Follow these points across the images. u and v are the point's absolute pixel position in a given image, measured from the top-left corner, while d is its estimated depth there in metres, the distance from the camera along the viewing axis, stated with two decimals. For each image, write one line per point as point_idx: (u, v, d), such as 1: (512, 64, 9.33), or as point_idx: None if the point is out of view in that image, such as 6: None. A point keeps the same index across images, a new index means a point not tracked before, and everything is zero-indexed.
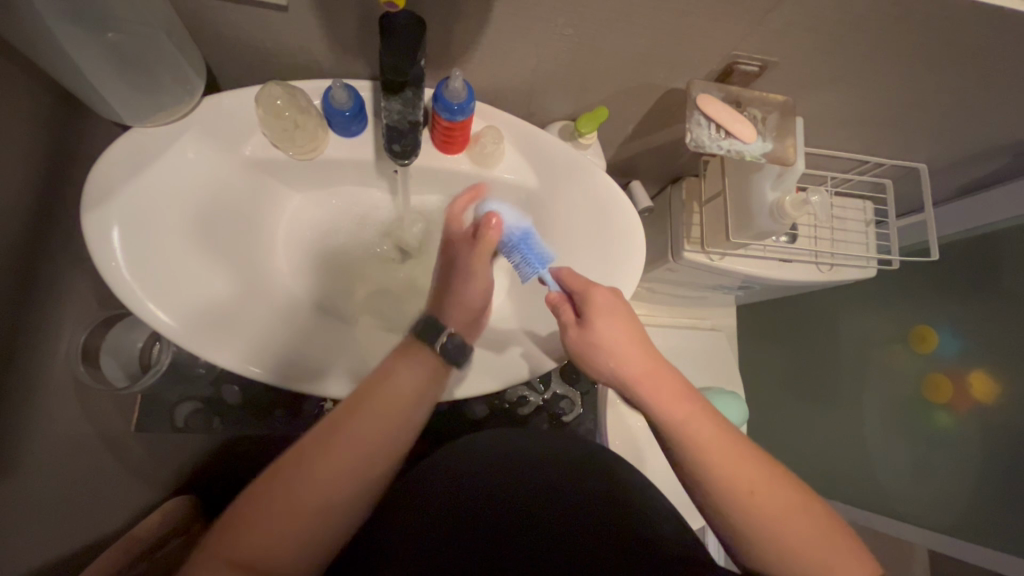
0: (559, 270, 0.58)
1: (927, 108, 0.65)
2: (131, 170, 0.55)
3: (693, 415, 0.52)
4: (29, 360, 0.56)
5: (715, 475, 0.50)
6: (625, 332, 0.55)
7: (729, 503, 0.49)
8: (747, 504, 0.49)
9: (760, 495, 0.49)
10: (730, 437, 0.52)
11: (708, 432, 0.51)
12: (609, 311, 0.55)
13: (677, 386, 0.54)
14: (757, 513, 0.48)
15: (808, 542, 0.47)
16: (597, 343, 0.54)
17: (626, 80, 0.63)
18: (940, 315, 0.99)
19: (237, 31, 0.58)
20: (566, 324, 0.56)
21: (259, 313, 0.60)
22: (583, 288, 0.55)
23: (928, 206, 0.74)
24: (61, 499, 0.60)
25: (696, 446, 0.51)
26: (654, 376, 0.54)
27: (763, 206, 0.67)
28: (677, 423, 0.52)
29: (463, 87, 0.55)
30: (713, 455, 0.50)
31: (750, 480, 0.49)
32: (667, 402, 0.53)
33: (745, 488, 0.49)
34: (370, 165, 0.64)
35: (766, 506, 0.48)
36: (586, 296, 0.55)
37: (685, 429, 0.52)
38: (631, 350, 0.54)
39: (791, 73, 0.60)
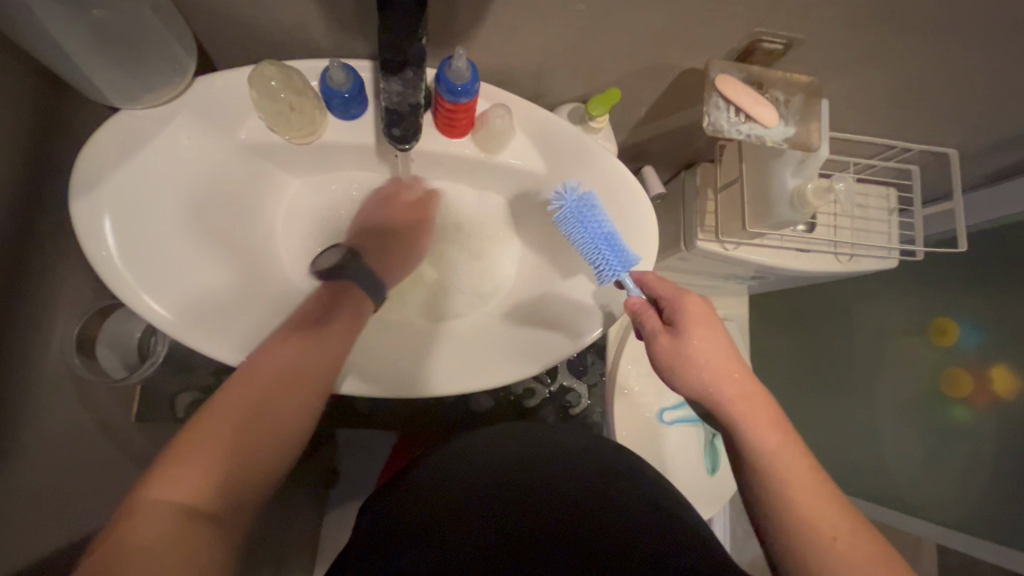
0: (645, 275, 0.56)
1: (962, 89, 0.61)
2: (121, 155, 0.52)
3: (782, 444, 0.50)
4: (23, 351, 0.54)
5: (793, 510, 0.48)
6: (718, 346, 0.54)
7: (805, 543, 0.47)
8: (827, 548, 0.46)
9: (843, 541, 0.46)
10: (818, 475, 0.50)
11: (798, 466, 0.49)
12: (707, 323, 0.54)
13: (769, 414, 0.52)
14: (838, 560, 0.45)
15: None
16: (688, 355, 0.53)
17: (640, 59, 0.59)
18: (963, 306, 0.95)
19: (229, 7, 0.55)
20: (653, 331, 0.54)
21: (257, 303, 0.58)
22: (675, 295, 0.54)
23: (958, 194, 0.70)
24: (60, 490, 0.59)
25: (780, 475, 0.49)
26: (745, 396, 0.53)
27: (781, 194, 0.64)
28: (766, 448, 0.50)
29: (467, 67, 0.52)
30: (798, 489, 0.48)
31: (833, 524, 0.47)
32: (761, 425, 0.51)
33: (828, 531, 0.46)
34: (371, 150, 0.61)
35: (851, 555, 0.45)
36: (679, 305, 0.54)
37: (772, 454, 0.50)
38: (724, 366, 0.53)
39: (817, 51, 0.56)
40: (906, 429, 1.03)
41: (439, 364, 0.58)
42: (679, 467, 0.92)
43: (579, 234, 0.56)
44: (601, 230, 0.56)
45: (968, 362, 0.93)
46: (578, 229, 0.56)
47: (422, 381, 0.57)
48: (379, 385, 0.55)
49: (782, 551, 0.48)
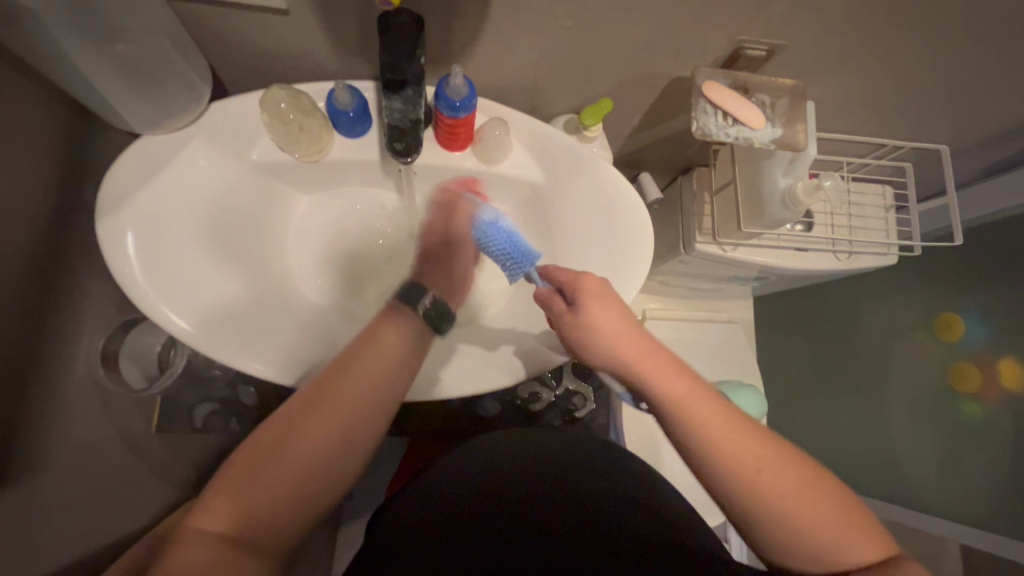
0: (547, 267, 0.57)
1: (945, 87, 0.62)
2: (144, 177, 0.56)
3: (691, 396, 0.50)
4: (50, 364, 0.57)
5: (719, 456, 0.48)
6: (618, 316, 0.53)
7: (740, 483, 0.48)
8: (760, 483, 0.47)
9: (768, 471, 0.47)
10: (730, 414, 0.50)
11: (708, 408, 0.50)
12: (602, 295, 0.53)
13: (674, 370, 0.52)
14: (771, 490, 0.47)
15: (821, 513, 0.46)
16: (590, 331, 0.53)
17: (630, 70, 0.62)
18: (967, 301, 0.95)
19: (241, 37, 0.59)
20: (559, 315, 0.55)
21: (271, 313, 0.61)
22: (571, 278, 0.54)
23: (950, 189, 0.71)
24: (84, 499, 0.61)
25: (698, 426, 0.49)
26: (648, 359, 0.52)
27: (774, 194, 0.65)
28: (677, 404, 0.50)
29: (464, 83, 0.55)
30: (715, 432, 0.49)
31: (758, 455, 0.48)
32: (671, 387, 0.51)
33: (753, 464, 0.47)
34: (376, 166, 0.64)
35: (775, 481, 0.47)
36: (576, 285, 0.54)
37: (688, 413, 0.50)
38: (623, 336, 0.53)
39: (799, 56, 0.58)
40: (919, 427, 1.02)
41: (446, 367, 0.60)
42: (686, 469, 0.92)
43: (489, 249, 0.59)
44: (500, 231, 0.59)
45: (976, 356, 0.93)
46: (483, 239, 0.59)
47: (431, 384, 0.59)
48: None
49: (723, 494, 0.49)
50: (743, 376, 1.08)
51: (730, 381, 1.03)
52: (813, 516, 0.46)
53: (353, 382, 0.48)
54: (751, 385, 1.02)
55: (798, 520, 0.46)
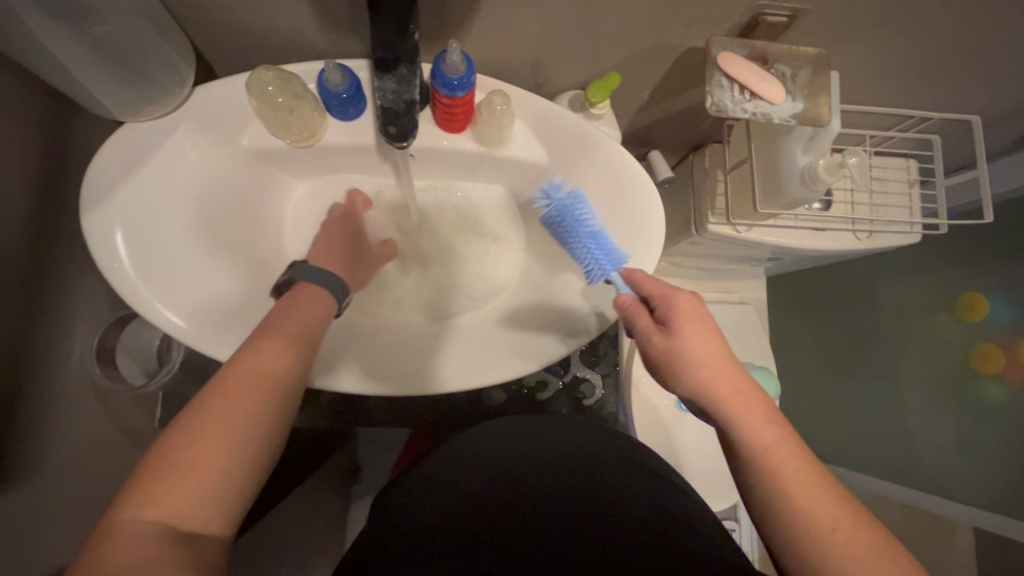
0: (633, 274, 0.54)
1: (982, 53, 0.58)
2: (128, 168, 0.54)
3: (778, 441, 0.48)
4: (42, 364, 0.56)
5: (787, 506, 0.46)
6: (711, 344, 0.51)
7: (799, 537, 0.45)
8: (823, 542, 0.44)
9: (843, 533, 0.44)
10: (816, 468, 0.47)
11: (797, 460, 0.47)
12: (695, 320, 0.51)
13: (762, 410, 0.49)
14: (837, 554, 0.44)
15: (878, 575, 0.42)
16: (682, 355, 0.50)
17: (639, 41, 0.58)
18: (992, 280, 0.92)
19: (225, 14, 0.56)
20: (646, 329, 0.51)
21: (267, 307, 0.58)
22: (666, 294, 0.52)
23: (982, 162, 0.67)
24: (84, 498, 0.61)
25: (777, 476, 0.47)
26: (738, 394, 0.50)
27: (792, 173, 0.62)
28: (761, 450, 0.48)
29: (461, 60, 0.51)
30: (798, 484, 0.46)
31: (831, 517, 0.45)
32: (758, 431, 0.48)
33: (827, 522, 0.45)
34: (372, 150, 0.61)
35: (846, 547, 0.44)
36: (669, 303, 0.52)
37: (770, 455, 0.47)
38: (717, 365, 0.50)
39: (823, 23, 0.54)
40: (937, 410, 0.99)
41: (449, 360, 0.58)
42: (700, 459, 0.89)
43: (570, 228, 0.55)
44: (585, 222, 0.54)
45: (999, 337, 0.91)
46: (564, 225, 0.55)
47: (433, 376, 0.57)
48: (387, 382, 0.56)
49: (780, 546, 0.47)
50: (755, 359, 1.05)
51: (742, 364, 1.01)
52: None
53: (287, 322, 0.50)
54: (764, 368, 1.00)
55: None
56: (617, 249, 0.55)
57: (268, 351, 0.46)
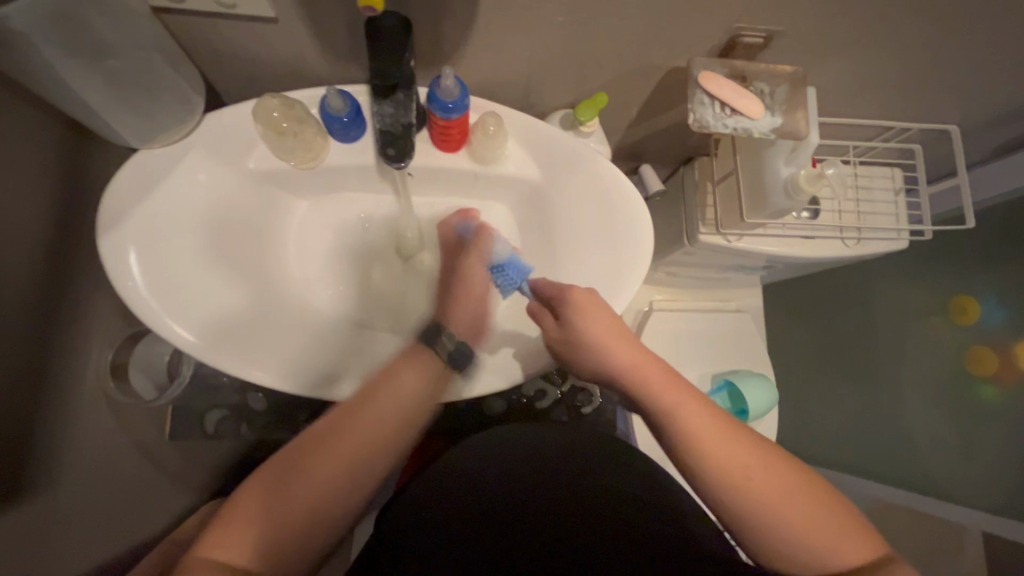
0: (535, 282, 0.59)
1: (953, 67, 0.60)
2: (142, 191, 0.57)
3: (680, 406, 0.53)
4: (60, 379, 0.58)
5: (705, 462, 0.51)
6: (607, 327, 0.54)
7: (722, 488, 0.50)
8: (741, 490, 0.49)
9: (755, 478, 0.49)
10: (716, 423, 0.52)
11: (701, 423, 0.52)
12: (591, 310, 0.54)
13: (663, 378, 0.55)
14: (752, 500, 0.49)
15: (796, 514, 0.48)
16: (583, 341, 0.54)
17: (624, 62, 0.61)
18: (982, 284, 0.94)
19: (233, 45, 0.59)
20: (548, 326, 0.57)
21: (273, 322, 0.61)
22: (559, 293, 0.55)
23: (962, 170, 0.69)
24: (98, 509, 0.62)
25: (685, 435, 0.52)
26: (635, 368, 0.55)
27: (776, 183, 0.64)
28: (668, 414, 0.53)
29: (455, 84, 0.54)
30: (707, 442, 0.51)
31: (738, 458, 0.50)
32: (662, 397, 0.54)
33: (740, 471, 0.49)
34: (373, 170, 0.64)
35: (758, 490, 0.49)
36: (562, 298, 0.55)
37: (673, 420, 0.53)
38: (615, 347, 0.55)
39: (798, 42, 0.57)
40: (935, 414, 1.00)
41: None
42: None
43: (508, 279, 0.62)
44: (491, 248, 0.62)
45: (991, 339, 0.92)
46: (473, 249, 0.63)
47: None
48: None
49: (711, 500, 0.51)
50: (753, 366, 1.06)
51: (739, 371, 1.02)
52: (796, 523, 0.47)
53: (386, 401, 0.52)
54: (761, 374, 1.01)
55: (778, 524, 0.48)
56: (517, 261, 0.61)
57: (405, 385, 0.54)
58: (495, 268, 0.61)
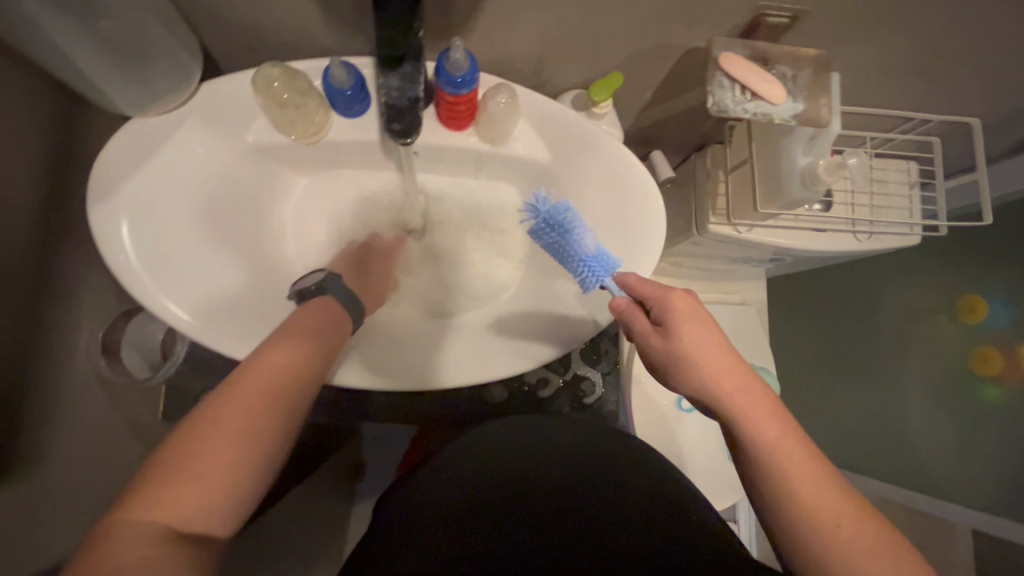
0: (626, 277, 0.53)
1: (981, 56, 0.58)
2: (136, 163, 0.54)
3: (784, 439, 0.48)
4: (48, 355, 0.56)
5: (789, 502, 0.46)
6: (710, 341, 0.51)
7: (807, 533, 0.45)
8: (829, 536, 0.45)
9: (846, 527, 0.45)
10: (818, 463, 0.48)
11: (798, 462, 0.47)
12: (692, 317, 0.51)
13: (766, 407, 0.50)
14: (836, 548, 0.44)
15: (882, 573, 0.43)
16: (683, 353, 0.50)
17: (641, 41, 0.58)
18: (993, 283, 0.92)
19: (232, 10, 0.56)
20: (643, 332, 0.52)
21: (270, 302, 0.59)
22: (661, 295, 0.51)
23: (982, 165, 0.67)
24: (85, 491, 0.61)
25: (778, 470, 0.47)
26: (741, 388, 0.50)
27: (792, 171, 0.62)
28: (765, 449, 0.48)
29: (465, 57, 0.52)
30: (800, 483, 0.46)
31: (833, 505, 0.46)
32: (763, 431, 0.48)
33: (831, 518, 0.45)
34: (376, 147, 0.62)
35: (846, 540, 0.44)
36: (664, 304, 0.51)
37: (772, 453, 0.47)
38: (721, 366, 0.50)
39: (825, 24, 0.54)
40: (936, 411, 1.00)
41: (450, 355, 0.58)
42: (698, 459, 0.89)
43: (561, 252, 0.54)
44: (577, 238, 0.53)
45: (998, 340, 0.92)
46: (556, 241, 0.54)
47: (434, 372, 0.57)
48: (389, 377, 0.56)
49: (786, 545, 0.47)
50: (756, 359, 1.05)
51: None
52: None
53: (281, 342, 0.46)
54: (763, 368, 1.00)
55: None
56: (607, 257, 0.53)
57: (280, 360, 0.45)
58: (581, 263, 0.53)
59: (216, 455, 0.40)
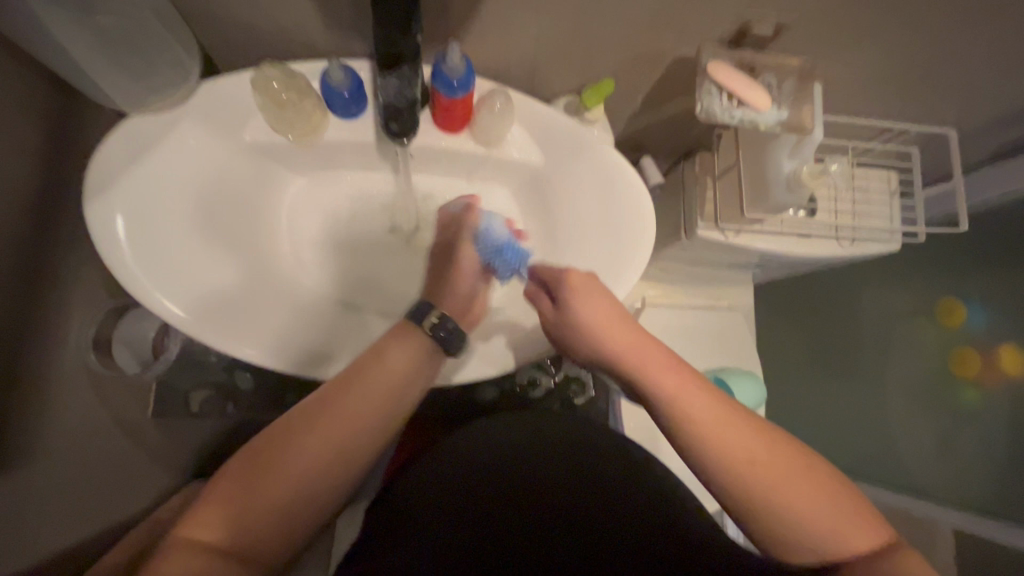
0: (533, 267, 0.58)
1: (956, 68, 0.61)
2: (132, 158, 0.55)
3: (680, 388, 0.52)
4: (37, 349, 0.56)
5: (701, 446, 0.50)
6: (605, 309, 0.55)
7: (725, 473, 0.50)
8: (747, 474, 0.49)
9: (759, 462, 0.49)
10: (720, 405, 0.52)
11: (705, 410, 0.51)
12: (587, 291, 0.54)
13: (662, 360, 0.54)
14: (757, 484, 0.49)
15: (795, 500, 0.48)
16: (578, 323, 0.54)
17: (632, 48, 0.60)
18: (969, 289, 0.97)
19: (231, 11, 0.57)
20: (545, 311, 0.57)
21: (264, 299, 0.59)
22: (555, 274, 0.55)
23: (959, 173, 0.70)
24: (72, 489, 0.60)
25: (691, 427, 0.51)
26: (635, 347, 0.55)
27: (778, 176, 0.64)
28: (666, 398, 0.52)
29: (461, 62, 0.53)
30: (712, 431, 0.50)
31: (745, 444, 0.50)
32: (660, 383, 0.53)
33: (744, 457, 0.49)
34: (372, 148, 0.63)
35: (765, 476, 0.49)
36: (559, 281, 0.55)
37: (675, 405, 0.52)
38: (612, 327, 0.55)
39: (807, 34, 0.56)
40: (917, 413, 1.03)
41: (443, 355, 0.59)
42: None
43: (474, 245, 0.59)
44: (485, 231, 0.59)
45: (978, 342, 0.97)
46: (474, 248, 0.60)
47: None
48: None
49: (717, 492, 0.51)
50: (743, 363, 1.07)
51: (730, 367, 1.03)
52: (789, 500, 0.48)
53: (373, 383, 0.50)
54: (750, 372, 1.02)
55: (773, 501, 0.48)
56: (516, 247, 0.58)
57: (366, 407, 0.50)
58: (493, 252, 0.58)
59: (295, 479, 0.47)
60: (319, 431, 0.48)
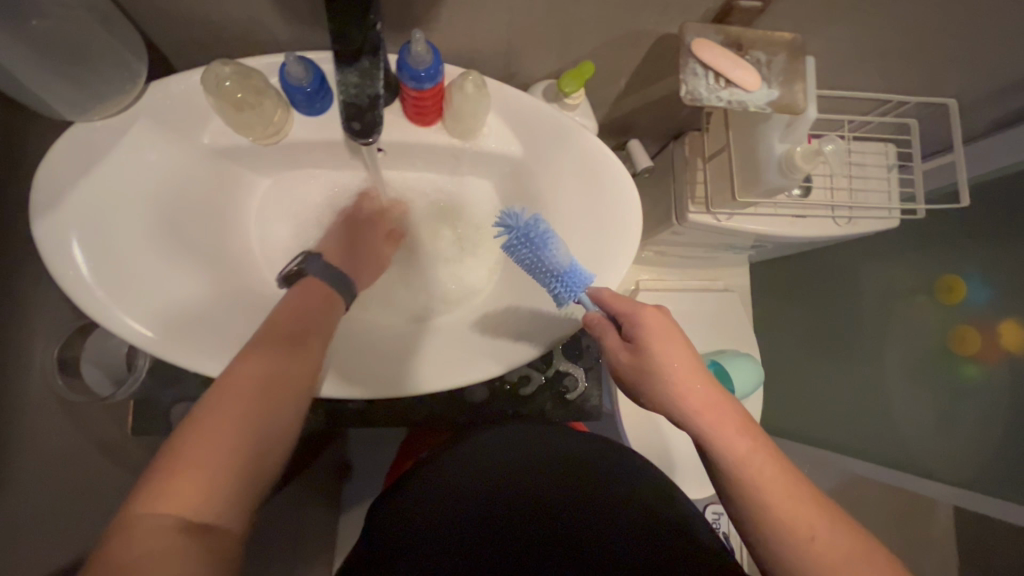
0: (600, 293, 0.53)
1: (957, 36, 0.57)
2: (80, 169, 0.51)
3: (752, 452, 0.49)
4: (1, 375, 0.54)
5: (763, 520, 0.48)
6: (686, 360, 0.51)
7: (776, 541, 0.48)
8: (804, 547, 0.47)
9: (821, 539, 0.47)
10: (787, 472, 0.49)
11: (769, 468, 0.49)
12: (666, 336, 0.51)
13: (736, 419, 0.51)
14: (814, 560, 0.46)
15: None
16: (654, 372, 0.50)
17: (611, 28, 0.56)
18: (967, 261, 0.92)
19: (178, 5, 0.53)
20: (614, 348, 0.52)
21: (233, 310, 0.56)
22: (633, 312, 0.51)
23: (959, 146, 0.67)
24: (52, 512, 0.59)
25: (749, 484, 0.49)
26: (713, 406, 0.50)
27: (769, 159, 0.61)
28: (733, 459, 0.49)
29: (427, 49, 0.49)
30: (773, 495, 0.48)
31: (808, 516, 0.47)
32: (734, 442, 0.49)
33: (806, 530, 0.47)
34: (341, 145, 0.59)
35: (824, 554, 0.46)
36: (636, 322, 0.51)
37: (746, 467, 0.49)
38: (689, 375, 0.50)
39: (797, 6, 0.53)
40: (916, 392, 1.00)
41: (427, 359, 0.56)
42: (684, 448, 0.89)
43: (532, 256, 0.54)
44: (547, 251, 0.53)
45: (977, 319, 0.91)
46: (529, 257, 0.54)
47: (406, 379, 0.54)
48: (361, 386, 0.54)
49: (766, 560, 0.49)
50: (740, 346, 1.05)
51: (726, 350, 1.01)
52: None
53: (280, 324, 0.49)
54: (747, 354, 1.00)
55: None
56: (580, 271, 0.54)
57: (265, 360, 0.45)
58: (555, 276, 0.53)
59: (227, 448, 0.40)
60: (243, 391, 0.43)
